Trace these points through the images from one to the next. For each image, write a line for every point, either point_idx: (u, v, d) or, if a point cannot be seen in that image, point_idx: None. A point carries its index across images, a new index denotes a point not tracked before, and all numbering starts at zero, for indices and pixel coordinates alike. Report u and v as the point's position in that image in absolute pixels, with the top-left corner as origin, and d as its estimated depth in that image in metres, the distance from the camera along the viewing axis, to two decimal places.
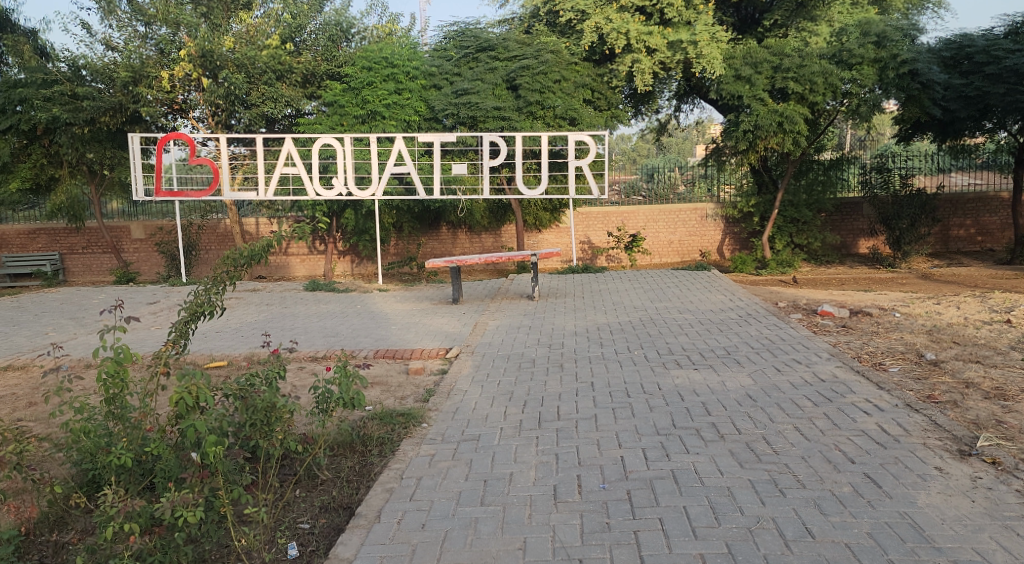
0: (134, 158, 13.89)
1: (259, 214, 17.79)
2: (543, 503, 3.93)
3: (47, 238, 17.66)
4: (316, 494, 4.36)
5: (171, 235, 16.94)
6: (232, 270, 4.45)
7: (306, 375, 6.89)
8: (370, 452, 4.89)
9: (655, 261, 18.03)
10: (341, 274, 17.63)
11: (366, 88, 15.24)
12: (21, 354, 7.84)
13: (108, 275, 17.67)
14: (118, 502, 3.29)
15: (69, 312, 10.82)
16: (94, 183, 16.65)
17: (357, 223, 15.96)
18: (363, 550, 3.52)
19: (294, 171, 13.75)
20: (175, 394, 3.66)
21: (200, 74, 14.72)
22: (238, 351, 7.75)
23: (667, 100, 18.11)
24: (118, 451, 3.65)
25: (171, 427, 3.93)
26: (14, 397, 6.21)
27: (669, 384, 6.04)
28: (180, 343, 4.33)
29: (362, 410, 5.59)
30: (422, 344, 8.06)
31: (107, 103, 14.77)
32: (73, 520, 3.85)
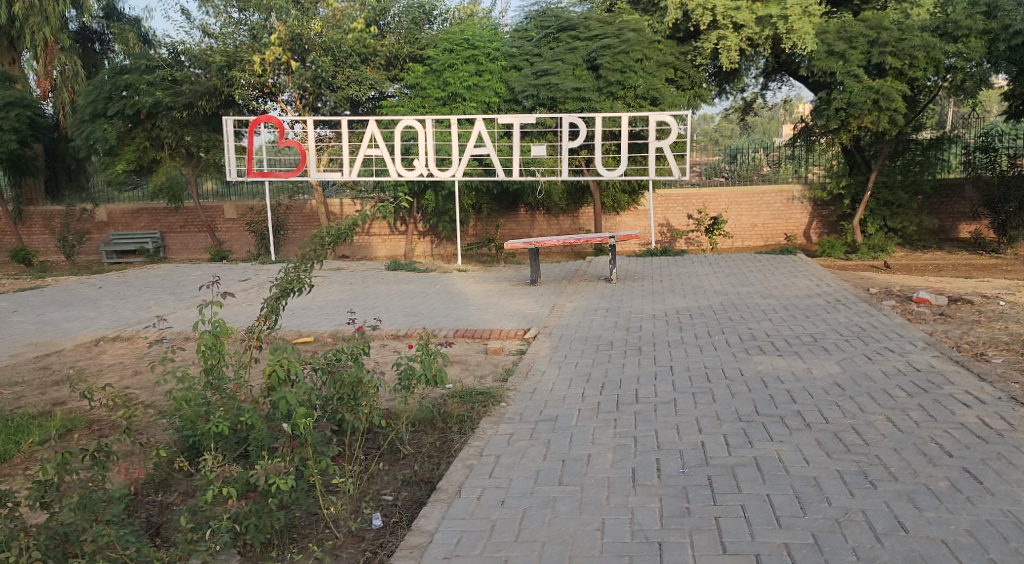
0: (228, 141, 14.45)
1: (343, 195, 18.13)
2: (621, 486, 3.92)
3: (148, 218, 18.52)
4: (399, 468, 4.47)
5: (261, 216, 17.52)
6: (320, 248, 4.59)
7: (389, 352, 7.06)
8: (450, 429, 4.97)
9: (738, 244, 17.61)
10: (421, 254, 17.90)
11: (447, 70, 15.35)
12: (127, 326, 8.28)
13: (203, 253, 18.44)
14: (217, 467, 3.44)
15: (168, 288, 11.35)
16: (191, 164, 17.35)
17: (438, 204, 16.13)
18: (444, 524, 3.60)
19: (377, 152, 14.11)
20: (268, 367, 3.81)
21: (289, 57, 15.31)
22: (323, 328, 7.98)
23: (753, 77, 17.54)
24: (216, 419, 3.82)
25: (264, 398, 4.10)
26: (120, 367, 6.58)
27: (752, 370, 5.92)
28: (272, 318, 4.49)
29: (442, 388, 5.68)
30: (500, 324, 8.12)
31: (203, 87, 15.57)
32: (176, 483, 4.08)
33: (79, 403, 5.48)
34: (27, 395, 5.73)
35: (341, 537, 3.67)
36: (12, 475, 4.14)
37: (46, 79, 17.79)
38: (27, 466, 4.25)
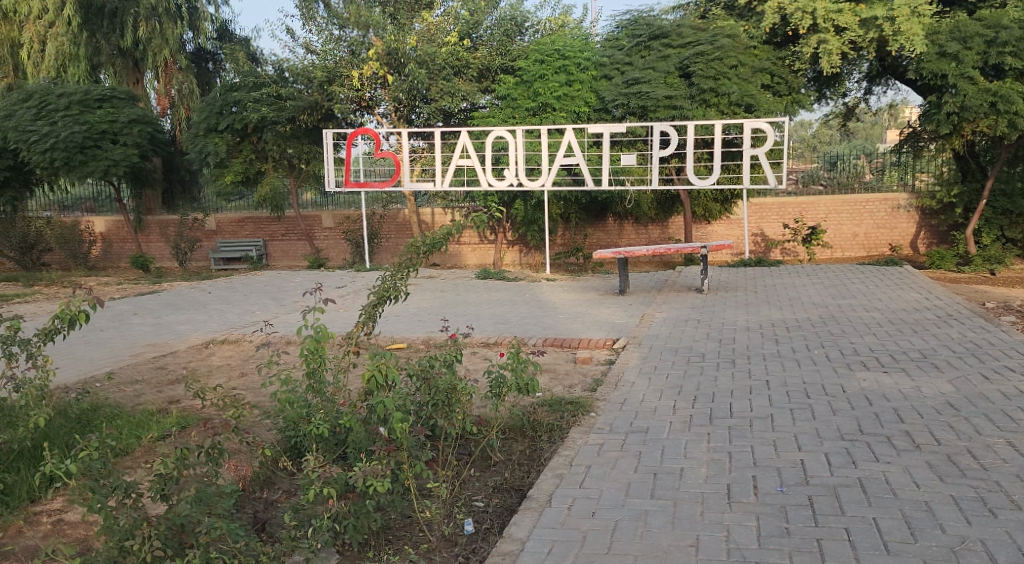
0: (327, 152, 15.00)
1: (434, 205, 18.43)
2: (716, 502, 3.84)
3: (252, 226, 19.37)
4: (490, 475, 4.50)
5: (356, 224, 18.04)
6: (415, 257, 4.70)
7: (480, 359, 7.14)
8: (540, 437, 4.99)
9: (837, 255, 16.91)
10: (510, 263, 18.02)
11: (538, 80, 15.49)
12: (235, 329, 8.70)
13: (302, 260, 19.14)
14: (318, 468, 3.56)
15: (271, 293, 11.84)
16: (293, 175, 18.05)
17: (527, 213, 16.20)
18: (535, 533, 3.60)
19: (469, 163, 14.38)
20: (367, 371, 3.90)
21: (386, 72, 15.75)
22: (416, 334, 8.16)
23: (855, 82, 16.92)
24: (317, 421, 3.96)
25: (361, 403, 4.20)
26: (228, 368, 6.92)
27: (855, 387, 5.68)
28: (369, 325, 4.61)
29: (532, 397, 5.69)
30: (589, 334, 8.09)
31: (305, 102, 16.18)
32: (279, 481, 4.25)
33: (192, 402, 5.79)
34: (146, 392, 6.09)
35: (434, 541, 3.72)
36: (134, 467, 4.43)
37: (165, 97, 19.06)
38: (147, 459, 4.52)
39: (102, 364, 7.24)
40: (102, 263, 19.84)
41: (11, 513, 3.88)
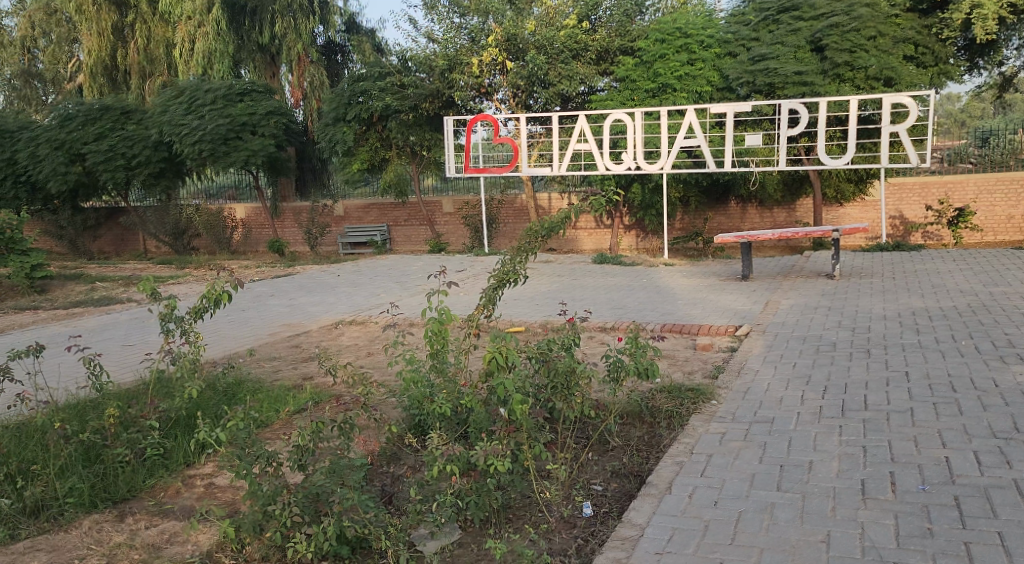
0: (448, 139, 15.35)
1: (551, 189, 18.36)
2: (849, 498, 3.67)
3: (377, 212, 20.03)
4: (608, 459, 4.47)
5: (475, 209, 18.32)
6: (534, 241, 4.71)
7: (597, 344, 7.11)
8: (659, 424, 4.91)
9: (989, 239, 15.67)
10: (626, 247, 17.80)
11: (658, 61, 15.08)
12: (361, 311, 9.05)
13: (423, 245, 19.56)
14: (441, 445, 3.66)
15: (395, 277, 12.23)
16: (415, 162, 18.50)
17: (645, 197, 15.91)
18: (655, 519, 3.58)
19: (586, 147, 14.30)
20: (488, 353, 3.97)
21: (505, 58, 15.91)
22: (533, 318, 8.21)
23: (1013, 50, 15.55)
24: (440, 400, 4.07)
25: (481, 384, 4.29)
26: (356, 348, 7.23)
27: (1009, 382, 5.27)
28: (489, 308, 4.69)
29: (651, 382, 5.60)
30: (710, 320, 7.90)
31: (427, 90, 16.66)
32: (405, 457, 4.38)
33: (324, 379, 6.08)
34: (283, 369, 6.47)
35: (554, 522, 3.74)
36: (274, 438, 4.72)
37: (298, 89, 19.89)
38: (285, 431, 4.80)
39: (244, 341, 7.74)
40: (242, 247, 21.15)
41: (170, 474, 4.23)
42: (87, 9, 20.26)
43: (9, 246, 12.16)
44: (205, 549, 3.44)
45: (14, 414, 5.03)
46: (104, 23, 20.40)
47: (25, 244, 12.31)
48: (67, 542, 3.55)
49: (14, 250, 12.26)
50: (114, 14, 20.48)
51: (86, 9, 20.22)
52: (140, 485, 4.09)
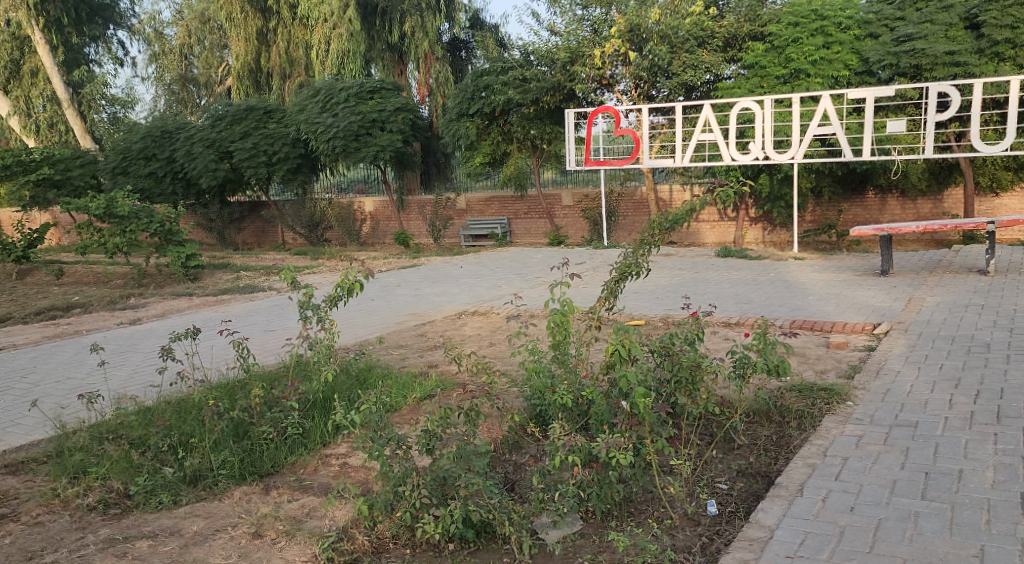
0: (569, 132, 15.36)
1: (673, 181, 17.94)
2: (1006, 511, 3.43)
3: (498, 205, 20.04)
4: (734, 458, 4.36)
5: (596, 202, 18.20)
6: (658, 233, 4.64)
7: (722, 339, 6.94)
8: (788, 424, 4.73)
9: None
10: (752, 241, 17.20)
11: (791, 46, 14.46)
12: (484, 302, 9.23)
13: (543, 239, 19.45)
14: (563, 436, 3.69)
15: (516, 269, 12.38)
16: (536, 155, 18.54)
17: (773, 188, 15.34)
18: (785, 522, 3.47)
19: (711, 137, 13.93)
20: (610, 345, 3.95)
21: (628, 48, 15.71)
22: (654, 311, 8.11)
23: None
24: (561, 391, 4.12)
25: (603, 377, 4.29)
26: (479, 338, 7.39)
27: None
28: (610, 300, 4.67)
29: (780, 380, 5.41)
30: (845, 317, 7.54)
31: (549, 83, 16.60)
32: (526, 446, 4.44)
33: (449, 367, 6.25)
34: (410, 356, 6.70)
35: (677, 518, 3.68)
36: (404, 422, 4.93)
37: (425, 86, 20.56)
38: (413, 416, 4.99)
39: (373, 329, 8.08)
40: (371, 240, 21.74)
41: (309, 453, 4.50)
42: (235, 15, 21.55)
43: (166, 237, 13.03)
44: (341, 524, 3.64)
45: (175, 390, 5.48)
46: (250, 27, 21.65)
47: (180, 235, 13.16)
48: (219, 511, 3.84)
49: (171, 240, 13.15)
50: (259, 20, 21.76)
51: (234, 16, 21.61)
52: (283, 461, 4.37)
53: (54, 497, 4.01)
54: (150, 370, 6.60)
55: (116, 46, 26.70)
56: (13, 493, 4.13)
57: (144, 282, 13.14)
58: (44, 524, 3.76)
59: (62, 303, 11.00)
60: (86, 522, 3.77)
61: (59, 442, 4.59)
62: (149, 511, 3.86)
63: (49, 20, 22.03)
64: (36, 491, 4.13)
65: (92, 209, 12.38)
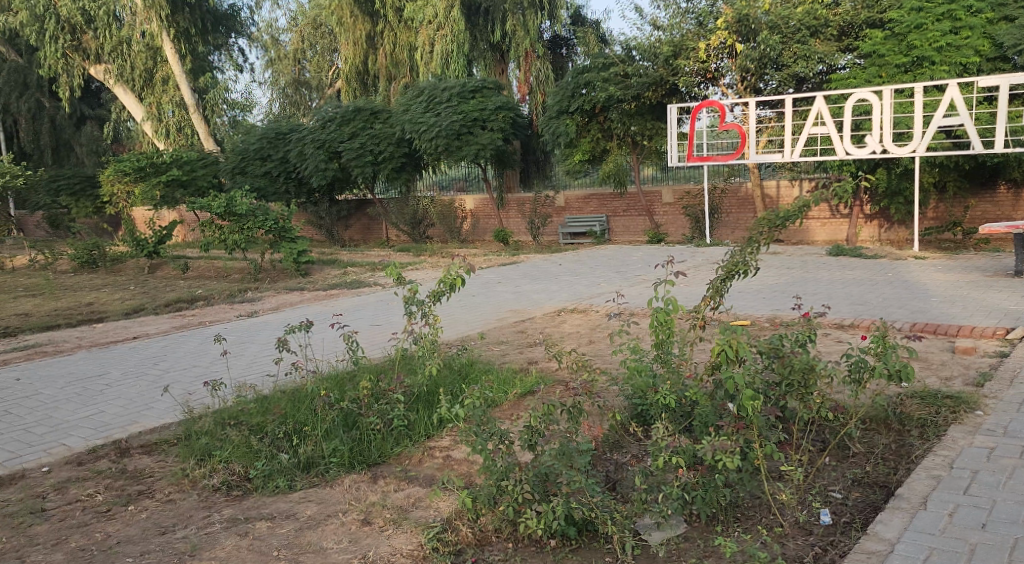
0: (671, 128, 15.13)
1: (781, 176, 17.29)
2: None
3: (597, 202, 19.90)
4: (849, 466, 4.17)
5: (698, 199, 17.78)
6: (769, 230, 4.46)
7: (834, 341, 6.67)
8: (909, 433, 4.48)
9: None
10: (867, 239, 16.38)
11: (913, 32, 13.76)
12: (584, 300, 9.22)
13: (642, 236, 19.16)
14: (667, 437, 3.62)
15: (616, 267, 12.26)
16: (636, 152, 18.30)
17: (891, 183, 14.58)
18: (908, 536, 3.30)
19: (823, 130, 13.47)
20: (717, 345, 3.81)
21: (734, 40, 15.21)
22: (761, 312, 7.88)
23: None
24: (664, 391, 4.06)
25: (708, 378, 4.18)
26: (579, 335, 7.37)
27: None
28: (716, 299, 4.54)
29: (900, 386, 5.14)
30: (972, 321, 7.07)
31: (651, 78, 16.32)
32: (628, 445, 4.40)
33: (549, 364, 6.27)
34: (510, 352, 6.76)
35: (788, 526, 3.56)
36: (506, 417, 4.99)
37: (525, 84, 20.60)
38: (514, 412, 5.03)
39: (475, 325, 8.20)
40: (471, 237, 22.02)
41: (414, 445, 4.62)
42: (345, 21, 22.38)
43: (280, 234, 13.64)
44: (446, 515, 3.71)
45: (290, 380, 5.75)
46: (358, 32, 22.42)
47: (293, 232, 13.74)
48: (331, 497, 3.99)
49: (284, 237, 13.74)
50: (367, 24, 22.46)
51: (345, 21, 22.39)
52: (390, 452, 4.50)
53: (183, 476, 4.27)
54: (267, 360, 6.96)
55: (237, 54, 28.21)
56: (148, 472, 4.43)
57: (260, 276, 13.82)
58: (175, 502, 4.00)
59: (188, 295, 11.71)
60: (211, 501, 4.01)
61: (187, 426, 4.89)
62: (268, 494, 4.05)
63: (179, 31, 23.54)
64: (168, 471, 4.41)
65: (215, 207, 13.10)
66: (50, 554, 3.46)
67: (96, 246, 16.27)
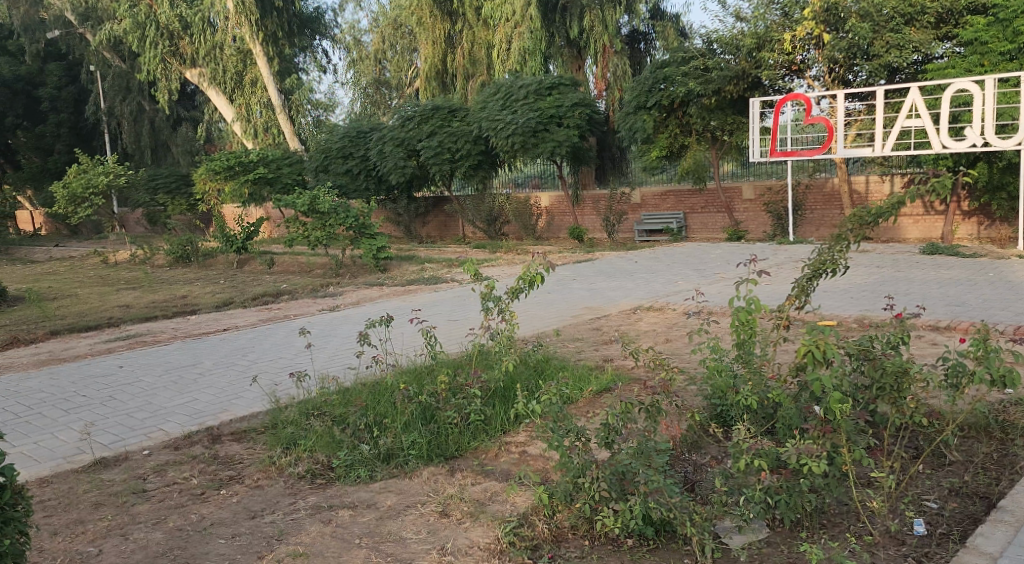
0: (754, 122, 14.79)
1: (870, 171, 16.61)
2: None
3: (674, 199, 19.57)
4: (945, 475, 3.97)
5: (780, 196, 17.28)
6: (859, 227, 4.26)
7: (928, 344, 6.38)
8: (1011, 442, 4.24)
9: None
10: (964, 237, 15.59)
11: (1019, 17, 12.87)
12: (661, 298, 9.09)
13: (721, 233, 18.77)
14: (749, 438, 3.52)
15: (694, 265, 12.06)
16: (716, 148, 17.92)
17: (992, 177, 13.84)
18: (1012, 551, 3.12)
19: (918, 123, 12.96)
20: (802, 346, 3.65)
21: (822, 30, 14.76)
22: (849, 312, 7.61)
23: None
24: (746, 393, 3.96)
25: (792, 379, 4.05)
26: (656, 333, 7.29)
27: None
28: (801, 299, 4.37)
29: (1001, 393, 4.87)
30: None
31: (732, 71, 16.16)
32: (706, 447, 4.31)
33: (625, 361, 6.21)
34: (586, 350, 6.73)
35: (879, 535, 3.42)
36: (583, 413, 4.98)
37: (602, 80, 20.51)
38: (590, 410, 5.02)
39: (549, 322, 8.20)
40: (547, 234, 21.99)
41: (491, 439, 4.65)
42: (425, 20, 22.73)
43: (360, 230, 13.97)
44: (522, 510, 3.72)
45: (371, 373, 5.89)
46: (438, 31, 22.76)
47: (372, 229, 14.04)
48: (410, 488, 4.06)
49: (364, 234, 14.07)
50: (446, 23, 22.74)
51: (424, 21, 22.74)
52: (467, 446, 4.55)
53: (271, 464, 4.42)
54: (349, 353, 7.14)
55: (321, 55, 28.99)
56: (239, 458, 4.60)
57: (342, 272, 14.18)
58: (263, 488, 4.14)
59: (274, 289, 12.12)
60: (297, 488, 4.13)
61: (274, 415, 5.07)
62: (350, 483, 4.15)
63: (268, 34, 24.35)
64: (256, 458, 4.57)
65: (299, 204, 13.50)
66: (150, 532, 3.64)
67: (189, 242, 17.02)
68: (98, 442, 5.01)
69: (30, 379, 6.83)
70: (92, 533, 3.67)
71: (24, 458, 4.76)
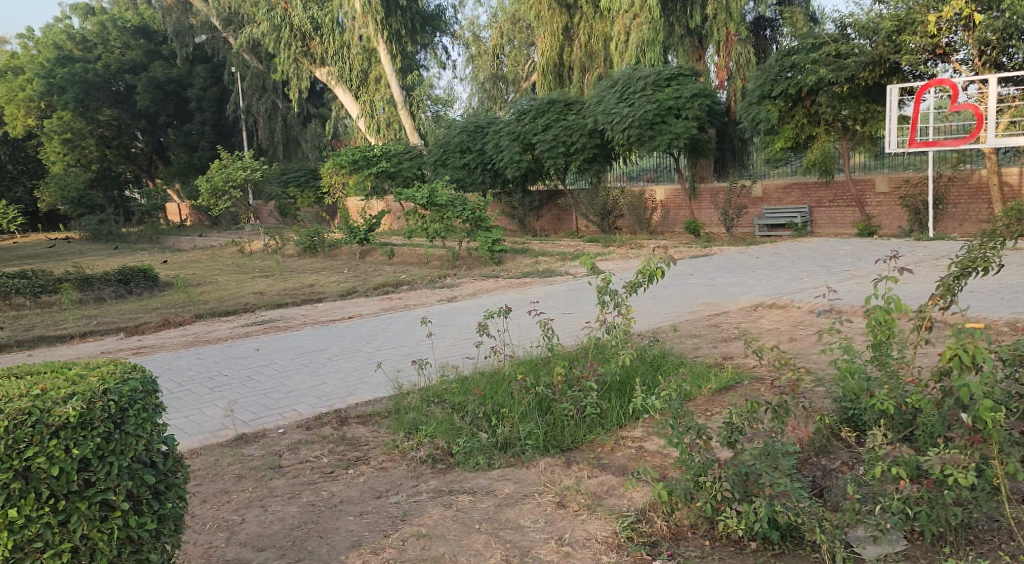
0: (891, 110, 13.90)
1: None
2: None
3: (799, 192, 18.67)
4: None
5: (918, 189, 16.13)
6: (1014, 222, 3.93)
7: None
8: None
9: None
10: None
11: None
12: (784, 295, 8.74)
13: (852, 228, 17.80)
14: (887, 444, 3.32)
15: (821, 262, 11.51)
16: (846, 138, 17.01)
17: None
18: None
19: None
20: (949, 349, 3.36)
21: (973, 10, 13.75)
22: (999, 314, 7.05)
23: None
24: (881, 396, 3.73)
25: (935, 383, 3.79)
26: (779, 331, 7.01)
27: None
28: (947, 299, 4.05)
29: None
30: None
31: (869, 56, 15.10)
32: (836, 450, 4.09)
33: (746, 360, 5.99)
34: (704, 346, 6.56)
35: None
36: (703, 411, 4.87)
37: (723, 69, 19.79)
38: (710, 407, 4.90)
39: (666, 317, 8.06)
40: (662, 228, 21.54)
41: (606, 433, 4.62)
42: (543, 14, 22.82)
43: (477, 223, 14.21)
44: (640, 506, 3.67)
45: (488, 363, 5.99)
46: (556, 24, 22.76)
47: (488, 222, 14.26)
48: (527, 477, 4.08)
49: (481, 227, 14.30)
50: (563, 16, 22.71)
51: (542, 14, 22.82)
52: (582, 438, 4.54)
53: (394, 447, 4.57)
54: (467, 342, 7.30)
55: (441, 52, 29.63)
56: (364, 440, 4.78)
57: (458, 263, 14.45)
58: (387, 469, 4.28)
59: (394, 280, 12.50)
60: (418, 472, 4.24)
61: (397, 400, 5.23)
62: (469, 469, 4.23)
63: (392, 33, 25.15)
64: (380, 440, 4.74)
65: (418, 198, 13.86)
66: (286, 506, 3.83)
67: (316, 234, 17.83)
68: (240, 419, 5.33)
69: (178, 359, 7.35)
70: (235, 503, 3.92)
71: (176, 431, 5.13)
